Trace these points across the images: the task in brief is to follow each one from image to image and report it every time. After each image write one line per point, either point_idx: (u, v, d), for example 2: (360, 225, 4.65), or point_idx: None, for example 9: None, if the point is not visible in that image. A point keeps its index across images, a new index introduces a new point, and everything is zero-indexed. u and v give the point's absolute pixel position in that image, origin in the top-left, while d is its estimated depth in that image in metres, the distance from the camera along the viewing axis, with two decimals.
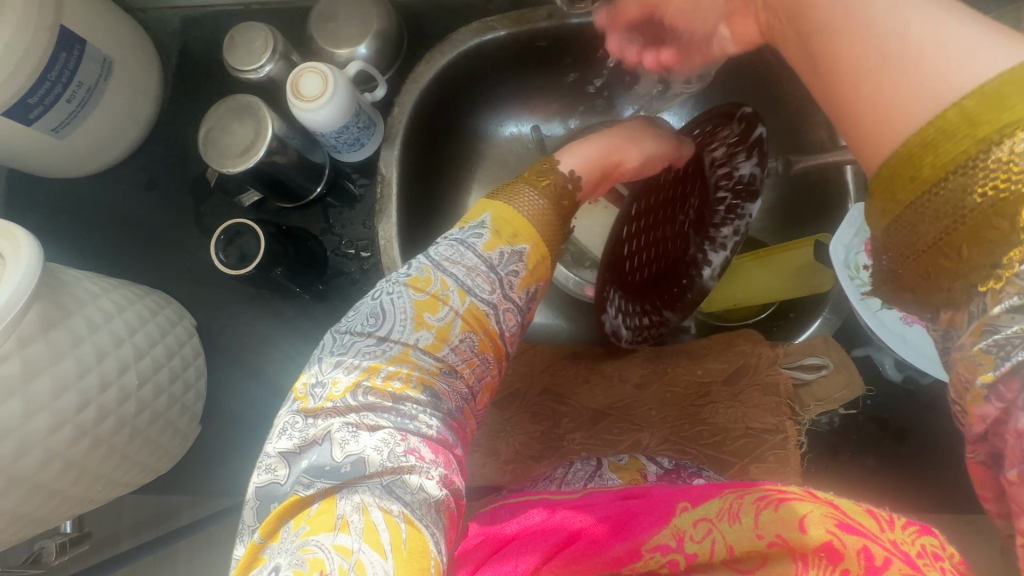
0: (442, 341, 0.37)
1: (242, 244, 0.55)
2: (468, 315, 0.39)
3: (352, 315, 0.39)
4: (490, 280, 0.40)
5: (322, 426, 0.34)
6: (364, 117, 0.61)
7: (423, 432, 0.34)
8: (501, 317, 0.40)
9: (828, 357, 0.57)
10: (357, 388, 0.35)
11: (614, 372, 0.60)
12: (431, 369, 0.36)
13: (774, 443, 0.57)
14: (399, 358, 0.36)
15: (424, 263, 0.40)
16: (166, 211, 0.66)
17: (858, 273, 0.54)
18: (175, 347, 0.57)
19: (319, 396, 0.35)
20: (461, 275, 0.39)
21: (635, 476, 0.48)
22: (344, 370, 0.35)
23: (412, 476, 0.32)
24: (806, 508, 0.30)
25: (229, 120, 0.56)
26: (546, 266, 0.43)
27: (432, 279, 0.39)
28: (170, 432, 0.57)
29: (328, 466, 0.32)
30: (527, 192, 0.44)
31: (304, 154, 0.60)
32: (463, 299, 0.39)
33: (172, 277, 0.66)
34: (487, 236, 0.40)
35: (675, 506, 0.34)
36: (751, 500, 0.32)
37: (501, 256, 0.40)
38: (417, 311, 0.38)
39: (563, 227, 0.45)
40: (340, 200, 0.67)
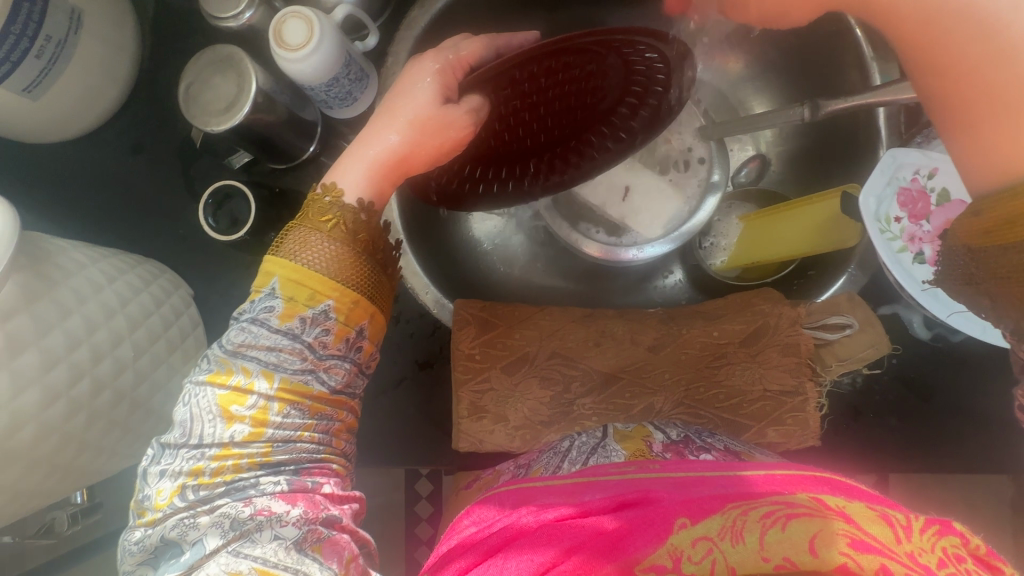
0: (260, 425, 0.38)
1: (232, 208, 0.52)
2: (282, 392, 0.39)
3: (171, 424, 0.40)
4: (296, 350, 0.40)
5: (157, 534, 0.37)
6: (355, 68, 0.56)
7: (270, 492, 0.38)
8: (325, 375, 0.41)
9: (853, 316, 0.54)
10: (184, 489, 0.37)
11: (626, 335, 0.58)
12: (260, 451, 0.38)
13: (793, 406, 0.55)
14: (221, 453, 0.38)
15: (218, 354, 0.40)
16: (155, 176, 0.63)
17: (888, 226, 0.52)
18: (172, 318, 0.55)
19: (149, 507, 0.38)
20: (262, 358, 0.39)
21: (640, 447, 0.46)
22: (167, 479, 0.37)
23: (261, 532, 0.36)
24: (816, 526, 0.31)
25: (210, 74, 0.53)
26: (365, 304, 0.42)
27: (232, 370, 0.39)
28: (173, 404, 0.56)
29: (176, 560, 0.37)
30: (311, 235, 0.42)
31: (294, 111, 0.57)
32: (271, 379, 0.39)
33: (167, 246, 0.63)
34: (281, 308, 0.40)
35: (674, 522, 0.33)
36: (756, 517, 0.32)
37: (302, 324, 0.40)
38: (223, 406, 0.38)
39: (376, 255, 0.44)
40: (335, 160, 0.63)
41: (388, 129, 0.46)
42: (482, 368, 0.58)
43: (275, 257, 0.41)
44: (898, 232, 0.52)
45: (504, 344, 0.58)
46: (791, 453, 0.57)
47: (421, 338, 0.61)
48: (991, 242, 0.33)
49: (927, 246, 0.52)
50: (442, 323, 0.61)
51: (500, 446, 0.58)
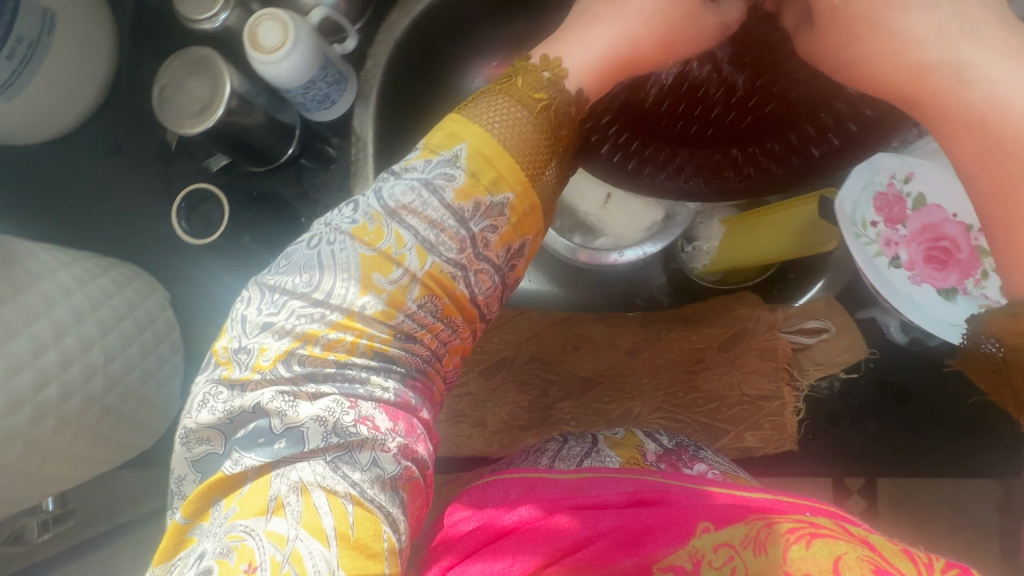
0: (394, 309, 0.36)
1: (206, 213, 0.52)
2: (428, 279, 0.36)
3: (284, 264, 0.37)
4: (458, 237, 0.36)
5: (251, 398, 0.34)
6: (332, 70, 0.56)
7: (377, 398, 0.35)
8: (472, 278, 0.37)
9: (830, 320, 0.54)
10: (290, 356, 0.34)
11: (605, 339, 0.57)
12: (383, 337, 0.36)
13: (770, 410, 0.55)
14: (342, 325, 0.35)
15: (374, 208, 0.36)
16: (133, 178, 0.62)
17: (865, 231, 0.52)
18: (146, 322, 0.55)
19: (245, 365, 0.35)
20: (420, 232, 0.36)
21: (633, 454, 0.46)
22: (272, 336, 0.35)
23: (363, 450, 0.34)
24: (841, 550, 0.32)
25: (184, 75, 0.52)
26: (536, 216, 0.38)
27: (383, 232, 0.36)
28: (147, 409, 0.55)
29: (264, 438, 0.34)
30: (500, 100, 0.38)
31: (272, 113, 0.56)
32: (422, 259, 0.36)
33: (145, 249, 0.63)
34: (461, 182, 0.36)
35: (696, 524, 0.34)
36: (782, 531, 0.33)
37: (475, 209, 0.36)
38: (365, 270, 0.35)
39: (553, 156, 0.39)
40: (315, 162, 0.63)
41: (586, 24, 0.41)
42: (459, 372, 0.57)
43: (462, 120, 0.38)
44: (875, 236, 0.52)
45: (483, 348, 0.57)
46: (769, 458, 0.57)
47: None
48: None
49: (903, 250, 0.52)
50: None
51: (479, 451, 0.58)
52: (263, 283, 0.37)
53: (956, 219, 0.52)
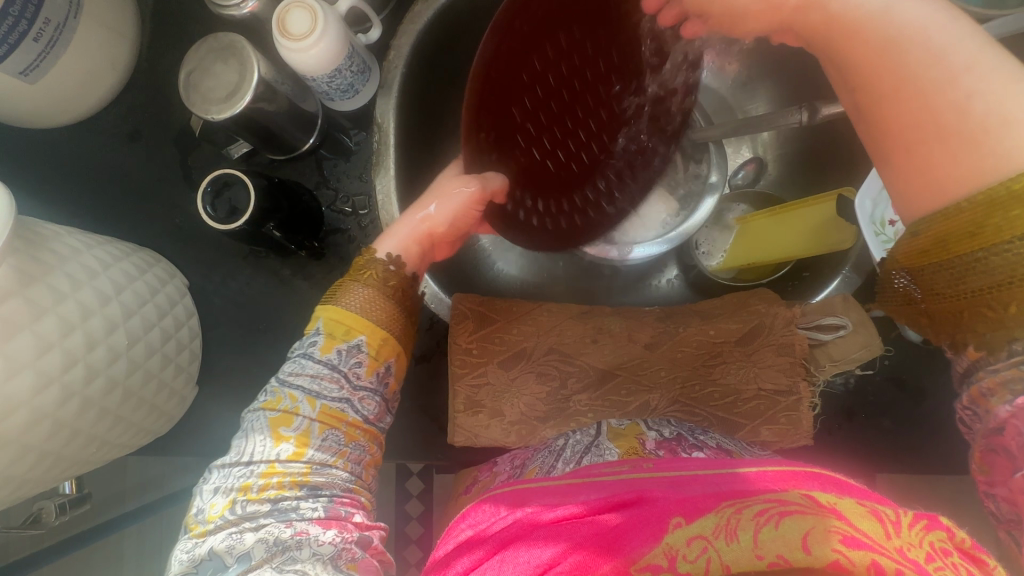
0: (304, 445, 0.41)
1: (231, 197, 0.52)
2: (322, 416, 0.43)
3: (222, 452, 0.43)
4: (336, 378, 0.44)
5: (206, 545, 0.37)
6: (357, 60, 0.56)
7: (309, 517, 0.39)
8: (359, 405, 0.45)
9: (846, 317, 0.54)
10: (233, 504, 0.39)
11: (622, 332, 0.58)
12: (303, 470, 0.40)
13: (786, 405, 0.56)
14: (267, 472, 0.40)
15: (273, 384, 0.44)
16: (152, 164, 0.62)
17: (883, 229, 0.52)
18: (166, 307, 0.55)
19: (201, 521, 0.39)
20: (306, 385, 0.43)
21: (632, 445, 0.46)
22: (221, 494, 0.39)
23: (301, 550, 0.37)
24: (808, 523, 0.30)
25: (211, 61, 0.52)
26: (392, 342, 0.48)
27: (281, 396, 0.43)
28: (166, 394, 0.55)
29: (219, 572, 0.36)
30: (357, 289, 0.49)
31: (295, 101, 0.57)
32: (314, 404, 0.43)
33: (163, 235, 0.63)
34: (322, 342, 0.45)
35: (668, 521, 0.33)
36: (750, 515, 0.32)
37: (340, 355, 0.45)
38: (273, 427, 0.42)
39: (403, 310, 0.51)
40: (334, 152, 0.63)
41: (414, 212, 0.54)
42: (480, 363, 0.58)
43: (334, 306, 0.48)
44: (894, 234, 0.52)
45: (502, 339, 0.58)
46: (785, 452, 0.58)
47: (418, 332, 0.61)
48: (925, 260, 0.37)
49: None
50: (438, 317, 0.61)
51: (496, 442, 0.58)
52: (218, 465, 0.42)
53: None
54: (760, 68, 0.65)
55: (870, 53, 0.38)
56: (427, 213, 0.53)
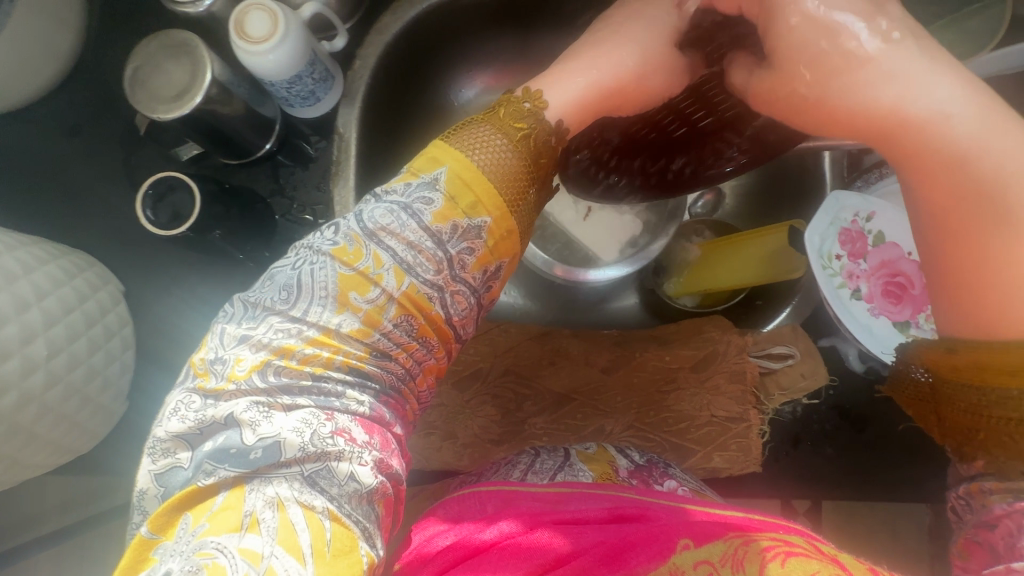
0: (370, 325, 0.37)
1: (174, 201, 0.49)
2: (404, 299, 0.37)
3: (264, 283, 0.37)
4: (435, 259, 0.38)
5: (224, 409, 0.34)
6: (320, 67, 0.55)
7: (352, 411, 0.35)
8: (447, 300, 0.39)
9: (795, 346, 0.55)
10: (266, 368, 0.34)
11: (580, 355, 0.58)
12: (359, 353, 0.36)
13: (737, 432, 0.56)
14: (318, 341, 0.36)
15: (355, 231, 0.37)
16: (90, 160, 0.58)
17: (830, 263, 0.55)
18: (97, 315, 0.51)
19: (220, 376, 0.34)
20: (398, 253, 0.37)
21: (606, 469, 0.45)
22: (249, 349, 0.35)
23: (339, 463, 0.33)
24: (814, 566, 0.31)
25: (162, 58, 0.49)
26: (512, 240, 0.40)
27: (362, 253, 0.37)
28: (90, 410, 0.51)
29: (235, 450, 0.33)
30: (482, 128, 0.40)
31: (251, 105, 0.54)
32: (399, 279, 0.37)
33: (99, 236, 0.59)
34: (439, 206, 0.38)
35: (676, 541, 0.34)
36: (758, 549, 0.32)
37: (451, 231, 0.38)
38: (342, 289, 0.36)
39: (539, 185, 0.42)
40: (292, 159, 0.60)
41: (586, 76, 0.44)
42: None
43: (445, 145, 0.40)
44: (839, 269, 0.55)
45: (458, 358, 0.57)
46: (735, 479, 0.58)
47: None
48: (958, 377, 0.35)
49: (863, 284, 0.55)
50: None
51: (449, 464, 0.57)
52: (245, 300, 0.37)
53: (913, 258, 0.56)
54: None
55: (943, 173, 0.34)
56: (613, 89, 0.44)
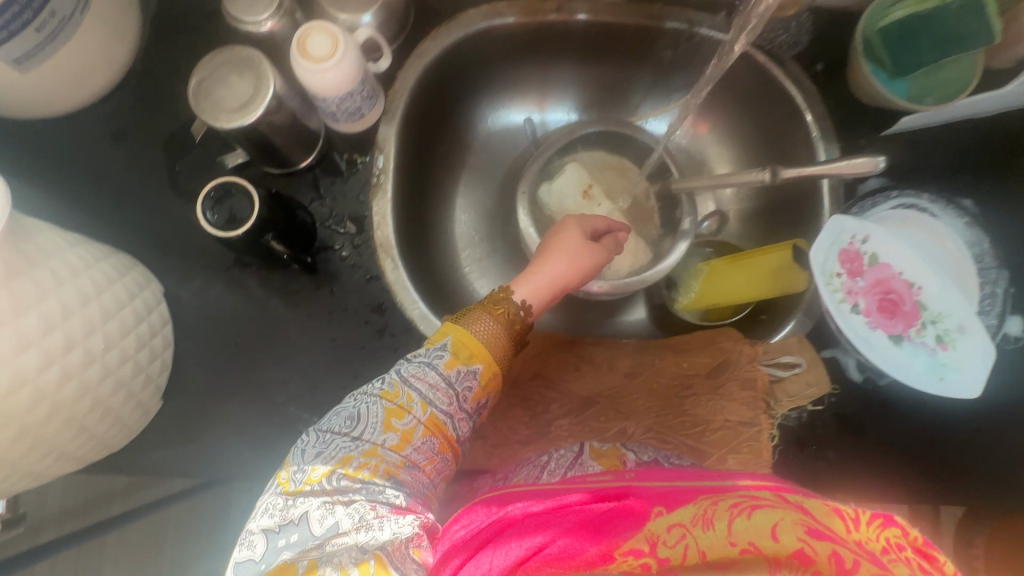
0: (406, 441, 0.45)
1: (233, 206, 0.51)
2: (429, 423, 0.46)
3: (330, 417, 0.46)
4: (448, 394, 0.47)
5: (298, 508, 0.40)
6: (368, 86, 0.58)
7: (391, 502, 0.41)
8: (457, 423, 0.47)
9: (801, 356, 0.61)
10: (332, 475, 0.42)
11: (604, 361, 0.62)
12: (397, 463, 0.43)
13: (748, 436, 0.60)
14: (369, 453, 0.43)
15: (393, 378, 0.47)
16: (136, 165, 0.60)
17: (832, 280, 0.60)
18: (143, 314, 0.52)
19: (299, 481, 0.42)
20: (423, 391, 0.46)
21: (613, 461, 0.53)
22: (322, 460, 0.43)
23: (381, 530, 0.39)
24: (778, 516, 0.33)
25: (226, 71, 0.52)
26: (498, 379, 0.50)
27: (400, 392, 0.46)
28: (131, 406, 0.52)
29: (304, 539, 0.39)
30: (482, 318, 0.50)
31: (297, 116, 0.58)
32: (425, 409, 0.46)
33: (141, 238, 0.60)
34: (448, 358, 0.48)
35: (650, 511, 0.36)
36: (725, 506, 0.35)
37: (458, 374, 0.47)
38: (387, 417, 0.45)
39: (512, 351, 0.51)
40: (331, 172, 0.64)
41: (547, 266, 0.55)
42: None
43: (466, 333, 0.49)
44: (840, 286, 0.61)
45: None
46: None
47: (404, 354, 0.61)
48: None
49: (862, 299, 0.61)
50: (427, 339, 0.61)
51: (478, 464, 0.59)
52: (317, 430, 0.46)
53: (902, 277, 0.63)
54: (724, 134, 0.74)
55: None
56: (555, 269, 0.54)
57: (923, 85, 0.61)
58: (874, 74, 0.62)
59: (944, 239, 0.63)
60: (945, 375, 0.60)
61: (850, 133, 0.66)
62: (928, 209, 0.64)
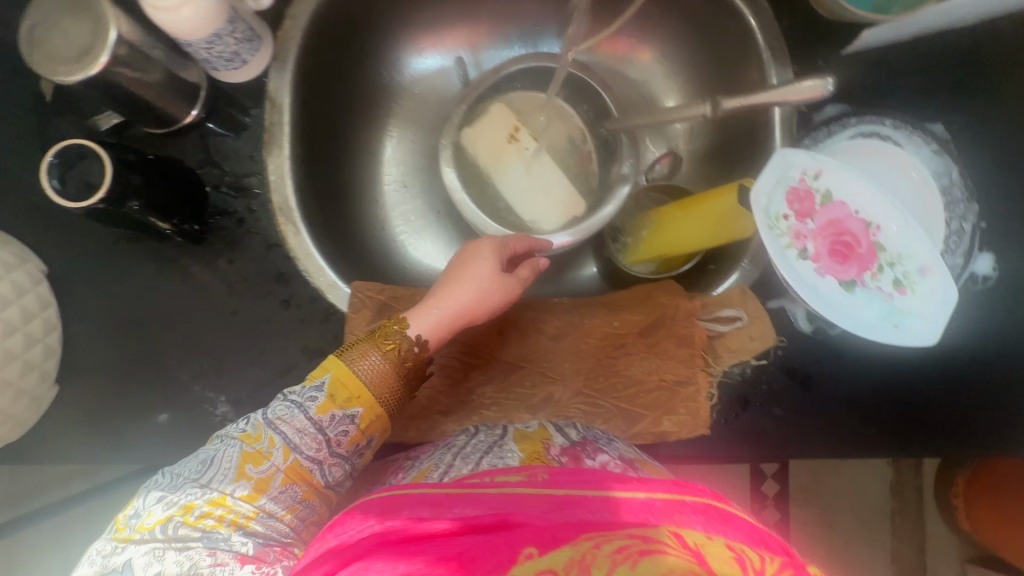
0: (261, 492, 0.42)
1: (83, 171, 0.46)
2: (290, 470, 0.43)
3: (186, 458, 0.44)
4: (316, 440, 0.44)
5: (124, 556, 0.38)
6: (242, 26, 0.51)
7: (235, 550, 0.39)
8: (326, 470, 0.45)
9: (743, 309, 0.56)
10: (167, 523, 0.39)
11: (529, 322, 0.58)
12: (248, 514, 0.41)
13: (686, 395, 0.56)
14: (216, 501, 0.41)
15: (258, 419, 0.44)
16: (0, 131, 0.54)
17: (778, 223, 0.53)
18: (10, 296, 0.48)
19: (132, 526, 0.39)
20: (288, 434, 0.44)
21: (536, 448, 0.45)
22: (161, 505, 0.40)
23: None
24: (669, 565, 0.27)
25: (61, 15, 0.46)
26: (383, 419, 0.47)
27: (261, 436, 0.44)
28: (10, 394, 0.49)
29: None
30: (368, 355, 0.47)
31: (171, 70, 0.51)
32: (287, 455, 0.43)
33: (15, 212, 0.54)
34: (321, 401, 0.45)
35: (520, 551, 0.29)
36: (608, 551, 0.28)
37: (332, 419, 0.45)
38: (241, 462, 0.43)
39: (404, 394, 0.48)
40: (222, 128, 0.57)
41: (447, 296, 0.50)
42: None
43: (349, 372, 0.46)
44: (786, 229, 0.54)
45: None
46: (683, 444, 0.58)
47: (311, 325, 0.57)
48: None
49: (811, 243, 0.55)
50: (336, 308, 0.57)
51: (397, 437, 0.55)
52: (172, 470, 0.43)
53: (859, 215, 0.55)
54: (672, 63, 0.66)
55: None
56: (455, 297, 0.50)
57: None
58: None
59: (909, 169, 0.56)
60: (900, 323, 0.53)
61: (808, 52, 0.58)
62: (891, 137, 0.57)
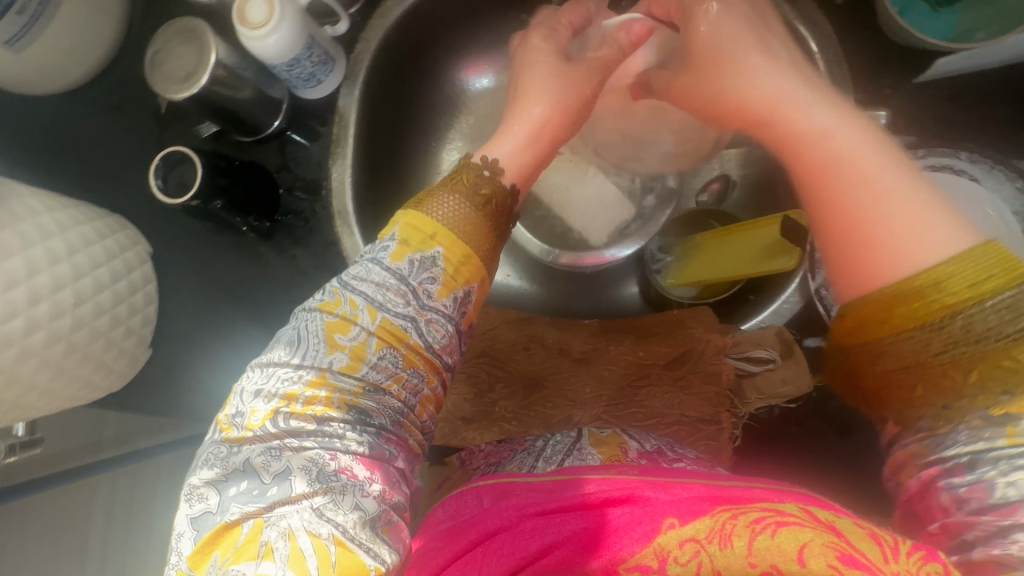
0: (357, 359, 0.41)
1: (182, 173, 0.55)
2: (382, 331, 0.42)
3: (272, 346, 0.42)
4: (402, 292, 0.42)
5: (242, 455, 0.38)
6: (319, 51, 0.58)
7: (353, 450, 0.39)
8: (425, 327, 0.43)
9: (776, 351, 0.55)
10: (277, 415, 0.39)
11: (554, 343, 0.60)
12: (352, 389, 0.40)
13: (706, 433, 0.57)
14: (317, 381, 0.40)
15: (334, 285, 0.43)
16: (130, 136, 0.65)
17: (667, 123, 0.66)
18: (122, 272, 0.58)
19: (240, 426, 0.39)
20: (371, 293, 0.42)
21: (614, 452, 0.48)
22: (263, 399, 0.39)
23: (345, 496, 0.37)
24: (806, 536, 0.33)
25: (176, 43, 0.55)
26: (472, 263, 0.45)
27: (342, 300, 0.42)
28: (114, 352, 0.58)
29: (256, 491, 0.37)
30: (445, 195, 0.46)
31: (260, 88, 0.59)
32: (374, 315, 0.42)
33: (134, 204, 0.65)
34: (394, 248, 0.43)
35: (662, 522, 0.36)
36: (745, 522, 0.35)
37: (411, 265, 0.43)
38: (329, 332, 0.41)
39: (492, 226, 0.47)
40: (302, 138, 0.65)
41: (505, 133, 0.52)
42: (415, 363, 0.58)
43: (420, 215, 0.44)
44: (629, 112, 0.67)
45: None
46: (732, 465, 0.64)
47: None
48: (888, 328, 0.38)
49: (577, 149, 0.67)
50: None
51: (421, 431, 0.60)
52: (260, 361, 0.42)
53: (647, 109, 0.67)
54: None
55: None
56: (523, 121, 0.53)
57: (975, 19, 0.51)
58: (913, 7, 0.53)
59: None
60: None
61: (873, 80, 0.55)
62: (967, 170, 0.52)
